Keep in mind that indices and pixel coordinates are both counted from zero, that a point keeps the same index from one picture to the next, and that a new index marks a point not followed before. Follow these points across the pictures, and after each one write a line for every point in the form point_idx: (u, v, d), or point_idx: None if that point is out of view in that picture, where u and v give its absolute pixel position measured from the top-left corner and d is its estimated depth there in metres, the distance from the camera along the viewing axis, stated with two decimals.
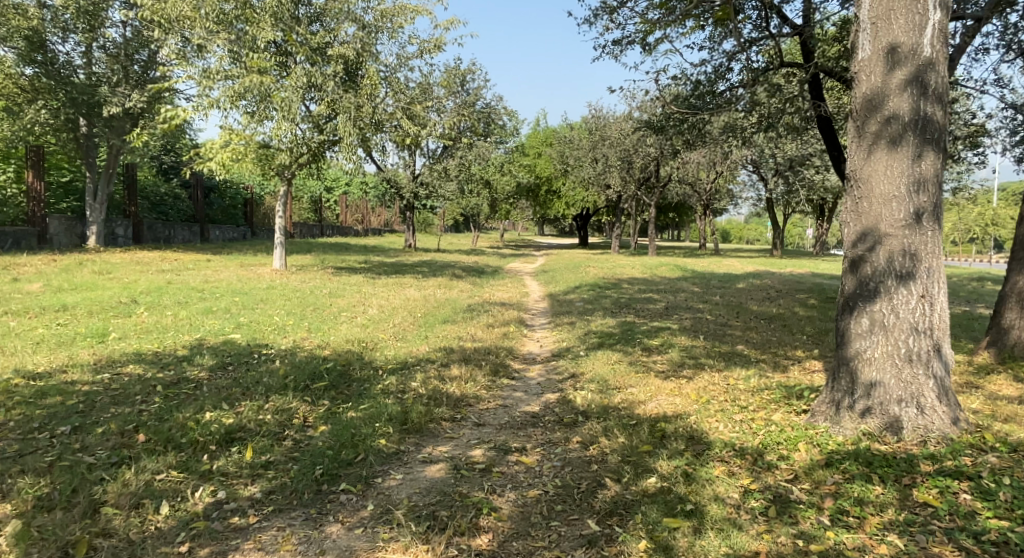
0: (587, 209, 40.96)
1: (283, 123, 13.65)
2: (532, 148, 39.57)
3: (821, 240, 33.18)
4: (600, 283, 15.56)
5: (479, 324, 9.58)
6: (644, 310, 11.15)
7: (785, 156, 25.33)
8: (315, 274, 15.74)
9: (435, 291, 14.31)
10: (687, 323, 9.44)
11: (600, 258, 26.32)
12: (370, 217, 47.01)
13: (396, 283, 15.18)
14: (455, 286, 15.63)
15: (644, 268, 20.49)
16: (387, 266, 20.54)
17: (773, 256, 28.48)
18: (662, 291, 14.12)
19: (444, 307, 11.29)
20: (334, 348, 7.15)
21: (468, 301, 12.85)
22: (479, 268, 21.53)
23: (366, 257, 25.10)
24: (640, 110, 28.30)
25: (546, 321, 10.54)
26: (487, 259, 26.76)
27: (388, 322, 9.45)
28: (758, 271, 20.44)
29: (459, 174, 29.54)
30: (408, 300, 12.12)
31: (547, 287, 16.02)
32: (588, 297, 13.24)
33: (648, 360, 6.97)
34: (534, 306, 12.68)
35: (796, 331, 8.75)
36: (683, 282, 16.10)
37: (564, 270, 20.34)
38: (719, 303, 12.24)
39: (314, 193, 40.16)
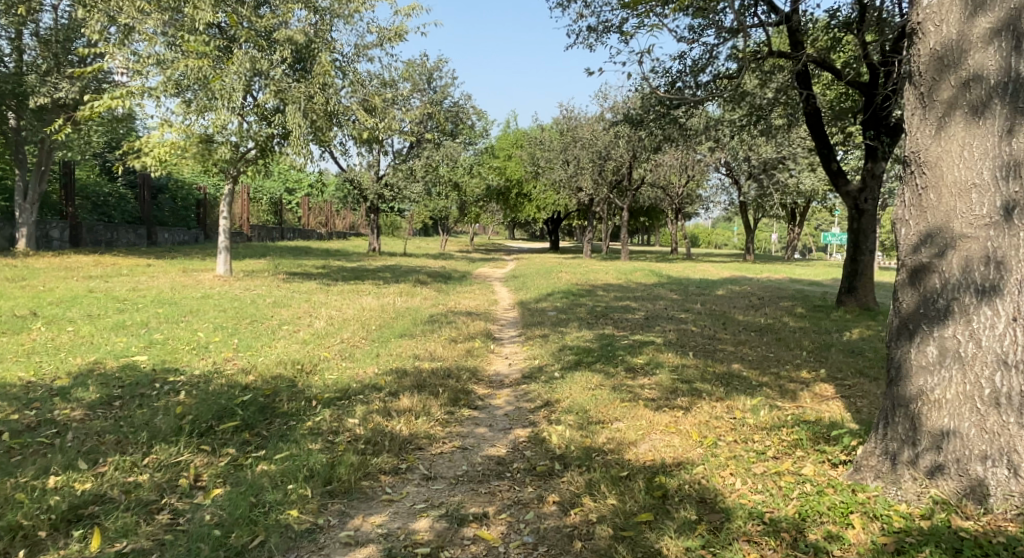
0: (558, 213, 40.07)
1: (224, 113, 12.44)
2: (502, 149, 38.55)
3: (793, 246, 32.64)
4: (573, 290, 14.57)
5: (440, 338, 8.47)
6: (621, 320, 10.17)
7: (759, 158, 25.03)
8: (263, 280, 14.50)
9: (394, 299, 13.16)
10: (672, 336, 8.44)
11: (571, 263, 25.41)
12: (334, 219, 45.55)
13: (352, 290, 14.00)
14: (418, 294, 14.48)
15: (618, 273, 19.61)
16: (347, 272, 19.28)
17: (746, 260, 27.85)
18: (639, 299, 13.19)
19: (403, 318, 10.15)
20: (260, 372, 6.03)
21: (431, 310, 11.73)
22: (445, 273, 20.37)
23: (327, 262, 23.82)
24: (612, 110, 27.51)
25: (516, 334, 9.48)
26: (454, 263, 25.69)
27: (335, 337, 8.29)
28: (735, 276, 19.68)
29: (425, 175, 28.26)
30: (363, 310, 10.97)
31: (517, 294, 14.97)
32: (559, 305, 12.24)
33: (634, 384, 5.93)
34: (503, 316, 11.62)
35: (794, 344, 7.79)
36: (661, 289, 15.19)
37: (535, 276, 19.29)
38: (701, 311, 11.33)
39: (274, 195, 38.65)
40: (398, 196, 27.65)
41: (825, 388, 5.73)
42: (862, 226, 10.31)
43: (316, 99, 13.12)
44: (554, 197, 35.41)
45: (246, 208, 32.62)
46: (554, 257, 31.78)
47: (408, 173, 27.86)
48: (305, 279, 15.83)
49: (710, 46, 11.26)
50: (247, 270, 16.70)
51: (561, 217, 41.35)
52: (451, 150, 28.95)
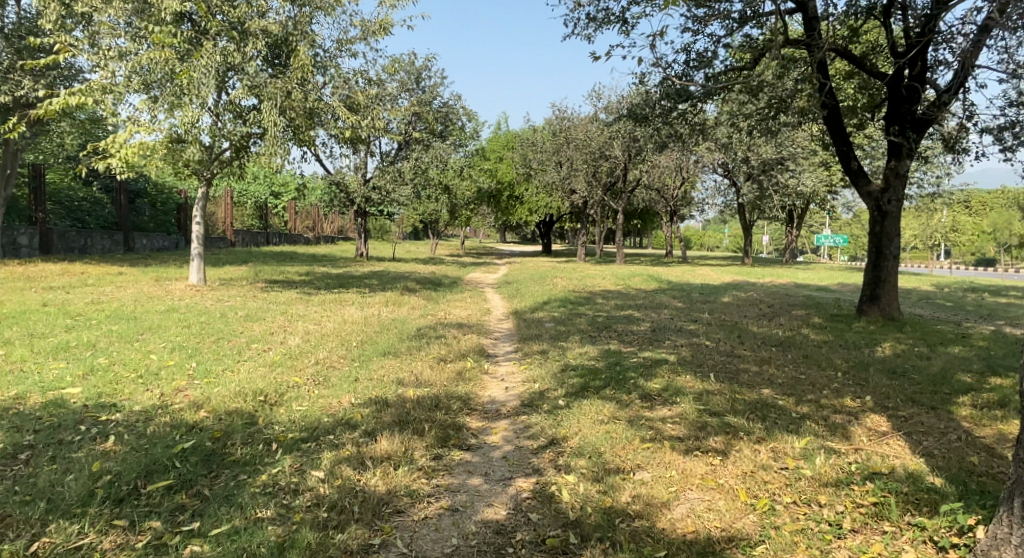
0: (551, 216, 39.25)
1: (188, 107, 11.53)
2: (492, 152, 37.67)
3: (792, 248, 31.90)
4: (570, 298, 13.73)
5: (426, 357, 7.57)
6: (626, 334, 9.33)
7: (759, 158, 24.49)
8: (239, 290, 13.59)
9: (379, 309, 12.26)
10: (686, 353, 7.59)
11: (566, 267, 24.59)
12: (321, 224, 44.58)
13: (334, 299, 13.09)
14: (405, 303, 13.57)
15: (616, 279, 18.78)
16: (332, 279, 18.34)
17: (745, 263, 27.08)
18: (641, 308, 12.37)
19: (387, 333, 9.25)
20: (214, 406, 5.16)
21: (418, 322, 10.84)
22: (435, 280, 19.46)
23: (311, 268, 22.90)
24: (606, 110, 26.76)
25: (511, 351, 8.61)
26: (445, 269, 24.87)
27: (309, 357, 7.39)
28: (737, 281, 18.90)
29: (414, 177, 27.29)
30: (344, 323, 10.07)
31: (511, 303, 14.09)
32: (556, 316, 11.41)
33: (653, 417, 5.07)
34: (497, 328, 10.74)
35: (824, 362, 6.95)
36: (663, 295, 14.36)
37: (530, 282, 18.44)
38: (710, 321, 10.52)
39: (259, 199, 37.65)
40: (386, 199, 26.77)
41: (877, 420, 4.88)
42: (885, 230, 9.51)
43: (294, 94, 12.22)
44: (547, 199, 34.57)
45: (229, 212, 31.80)
46: (547, 261, 30.99)
47: (396, 175, 26.94)
48: (285, 288, 14.92)
49: (718, 36, 10.40)
50: (224, 278, 15.80)
51: (553, 220, 40.50)
52: (440, 152, 28.07)
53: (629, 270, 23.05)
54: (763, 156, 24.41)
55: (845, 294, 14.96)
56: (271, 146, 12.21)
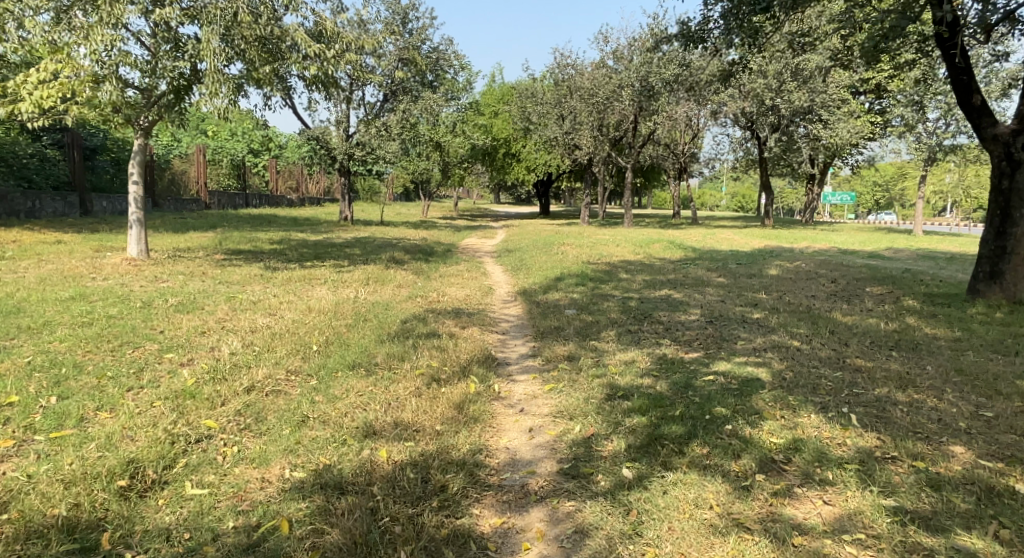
0: (550, 175, 36.77)
1: (100, 30, 9.36)
2: (487, 106, 34.94)
3: (813, 208, 28.62)
4: (588, 272, 11.49)
5: (414, 374, 5.33)
6: (675, 327, 7.13)
7: (790, 107, 21.93)
8: (189, 264, 11.26)
9: (356, 290, 9.97)
10: (779, 365, 5.38)
11: (571, 232, 22.28)
12: (305, 184, 41.95)
13: (305, 276, 10.78)
14: (390, 281, 11.26)
15: (634, 245, 16.51)
16: (307, 248, 15.99)
17: (765, 223, 24.74)
18: (678, 285, 10.16)
19: (363, 332, 7.00)
20: (25, 509, 3.05)
21: (404, 310, 8.59)
22: (426, 247, 17.10)
23: (288, 233, 20.60)
24: (614, 56, 24.14)
25: (528, 357, 6.38)
26: (438, 233, 22.54)
27: (243, 377, 5.14)
28: (769, 247, 16.64)
29: (400, 132, 24.67)
30: (308, 313, 7.82)
31: (517, 278, 11.80)
32: (575, 299, 9.20)
33: (810, 527, 2.95)
34: (503, 316, 8.54)
35: (994, 383, 4.76)
36: (696, 268, 12.09)
37: (535, 250, 16.18)
38: (774, 306, 8.33)
39: (236, 156, 35.03)
40: (372, 156, 24.27)
41: None
42: (1017, 186, 7.23)
43: (242, 16, 9.81)
44: (547, 156, 32.00)
45: (202, 171, 29.84)
46: (547, 224, 28.57)
47: (382, 128, 24.38)
48: (247, 260, 12.62)
49: None
50: (177, 249, 13.46)
51: (552, 179, 37.90)
52: (431, 103, 25.40)
53: (641, 235, 20.83)
54: (794, 103, 21.83)
55: (908, 264, 12.69)
56: (211, 84, 9.77)
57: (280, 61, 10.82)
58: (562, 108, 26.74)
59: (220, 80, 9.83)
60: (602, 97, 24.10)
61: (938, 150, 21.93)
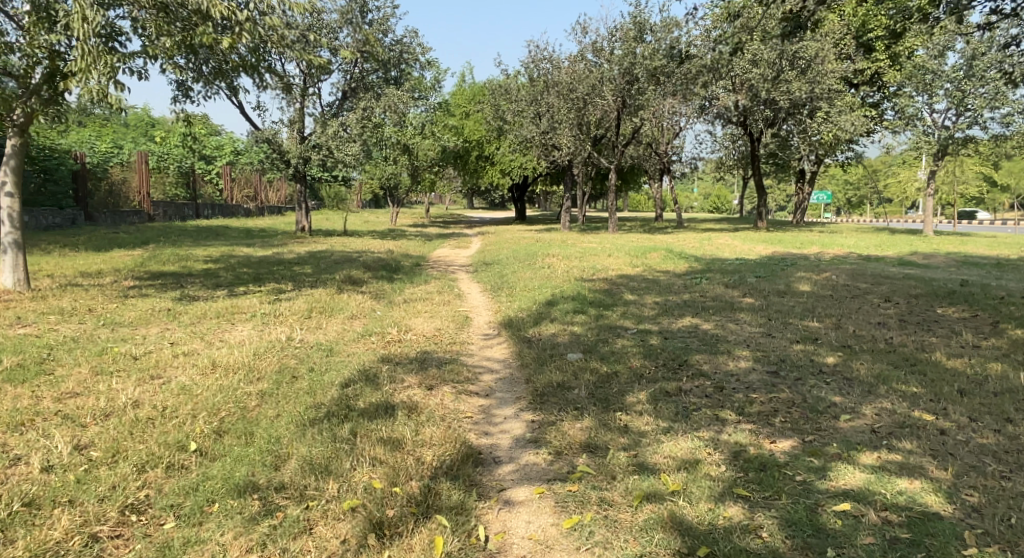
0: (526, 178, 34.73)
1: None
2: (457, 106, 32.79)
3: (803, 208, 26.46)
4: (585, 293, 9.41)
5: (341, 512, 3.23)
6: (732, 384, 5.01)
7: (789, 97, 19.89)
8: (82, 296, 8.91)
9: (291, 328, 7.71)
10: (943, 475, 3.32)
11: (553, 239, 20.21)
12: (263, 191, 39.33)
13: (231, 309, 8.50)
14: (339, 311, 9.01)
15: (630, 255, 14.47)
16: (247, 267, 13.63)
17: (758, 225, 22.86)
18: (701, 310, 8.09)
19: (280, 412, 4.77)
20: None
21: (351, 360, 6.39)
22: (391, 262, 14.85)
23: (233, 248, 18.28)
24: (593, 46, 21.93)
25: (525, 447, 4.22)
26: (406, 243, 20.30)
27: (26, 533, 3.03)
28: (779, 253, 14.71)
29: (361, 132, 22.31)
30: (211, 375, 5.57)
31: (498, 302, 9.65)
32: (577, 335, 7.06)
33: None
34: (484, 363, 6.37)
35: None
36: (711, 285, 10.03)
37: (516, 262, 14.06)
38: (844, 341, 6.27)
39: (185, 163, 32.34)
40: (329, 160, 21.92)
41: None
42: None
43: None
44: (522, 158, 29.90)
45: (146, 179, 27.54)
46: (525, 231, 26.52)
47: (340, 129, 21.99)
48: (163, 287, 10.28)
49: None
50: (82, 275, 11.11)
51: (527, 182, 35.74)
52: (394, 100, 23.25)
53: (629, 241, 18.86)
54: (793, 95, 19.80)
55: (955, 272, 10.76)
56: (82, 59, 7.08)
57: (175, 26, 8.42)
58: (538, 105, 24.53)
59: (96, 53, 7.17)
60: (582, 92, 21.94)
61: (948, 142, 20.20)
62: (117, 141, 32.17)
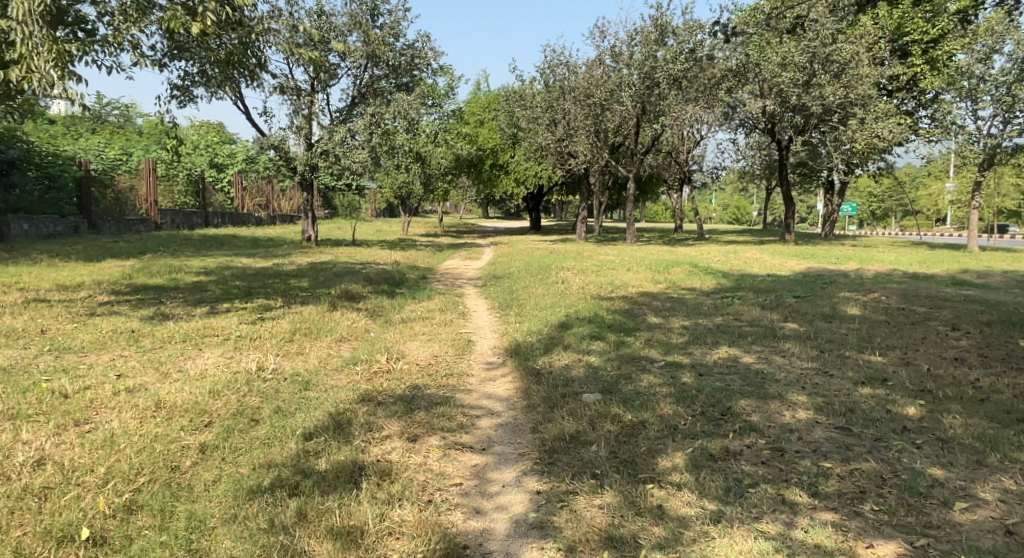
0: (541, 187, 33.77)
1: None
2: (471, 114, 31.94)
3: (832, 220, 25.22)
4: (603, 314, 8.35)
5: None
6: (793, 445, 3.94)
7: (825, 103, 18.58)
8: (43, 315, 8.02)
9: (265, 356, 6.75)
10: None
11: (569, 251, 19.18)
12: (274, 200, 38.68)
13: (204, 330, 7.54)
14: (326, 333, 8.03)
15: (652, 270, 13.40)
16: (241, 280, 12.74)
17: (785, 238, 21.63)
18: (739, 338, 6.99)
19: (218, 476, 3.80)
20: None
21: (325, 401, 5.39)
22: (395, 275, 13.91)
23: (233, 258, 17.48)
24: (612, 50, 20.91)
25: (528, 537, 3.21)
26: (414, 254, 19.37)
27: None
28: (814, 269, 13.54)
29: (370, 139, 21.43)
30: (149, 420, 4.63)
31: (505, 324, 8.62)
32: (596, 368, 6.00)
33: None
34: (483, 404, 5.34)
35: None
36: (745, 306, 8.92)
37: (528, 277, 13.04)
38: (922, 383, 5.15)
39: (194, 171, 31.76)
40: (336, 167, 21.07)
41: None
42: None
43: None
44: (537, 167, 28.89)
45: (153, 187, 26.93)
46: (540, 242, 25.50)
47: (347, 135, 21.13)
48: (139, 303, 9.38)
49: None
50: (58, 290, 10.30)
51: (542, 191, 34.70)
52: (405, 106, 22.08)
53: (650, 255, 17.74)
54: (828, 100, 18.52)
55: (1020, 294, 9.56)
56: (23, 44, 6.24)
57: (151, 15, 7.53)
58: (554, 112, 23.53)
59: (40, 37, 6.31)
60: (600, 97, 20.91)
61: (995, 151, 18.83)
62: (127, 147, 31.69)
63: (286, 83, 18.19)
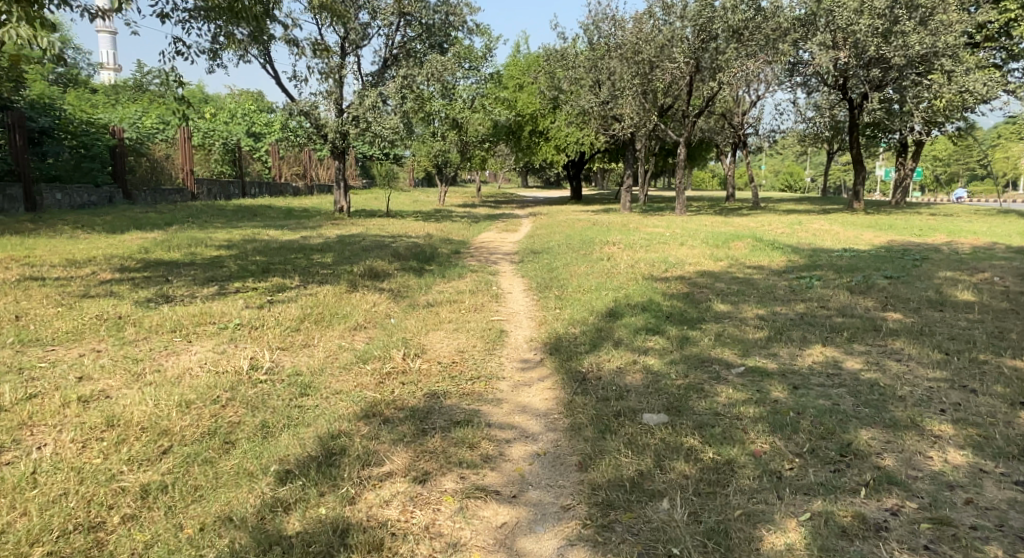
0: (584, 155, 32.23)
1: None
2: (510, 78, 30.45)
3: (903, 187, 23.17)
4: (658, 301, 7.13)
5: None
6: (957, 514, 2.83)
7: (906, 53, 16.55)
8: (33, 297, 7.18)
9: (262, 349, 5.75)
10: None
11: (614, 223, 17.85)
12: (311, 169, 38.02)
13: (202, 316, 6.59)
14: (338, 320, 7.01)
15: (708, 244, 12.05)
16: (263, 255, 11.84)
17: (852, 207, 19.81)
18: (831, 334, 5.70)
19: (153, 544, 2.85)
20: None
21: (321, 416, 4.34)
22: (427, 249, 12.87)
23: (261, 230, 16.71)
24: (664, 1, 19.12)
25: None
26: (450, 226, 18.33)
27: None
28: (896, 243, 11.96)
29: (402, 103, 20.27)
30: (91, 447, 3.66)
31: (544, 310, 7.47)
32: (656, 374, 4.83)
33: None
34: (516, 422, 4.25)
35: None
36: (829, 290, 7.57)
37: (569, 252, 11.85)
38: None
39: (230, 140, 31.19)
40: (368, 134, 20.01)
41: None
42: None
43: None
44: (579, 133, 27.40)
45: (188, 156, 26.37)
46: (582, 212, 24.25)
47: (379, 100, 19.94)
48: (145, 282, 8.53)
49: None
50: (64, 268, 9.53)
51: (584, 158, 33.06)
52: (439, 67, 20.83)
53: (703, 226, 16.32)
54: (910, 50, 16.48)
55: None
56: None
57: None
58: (598, 72, 21.89)
59: None
60: (650, 53, 19.23)
61: None
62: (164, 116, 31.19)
63: (315, 43, 17.09)
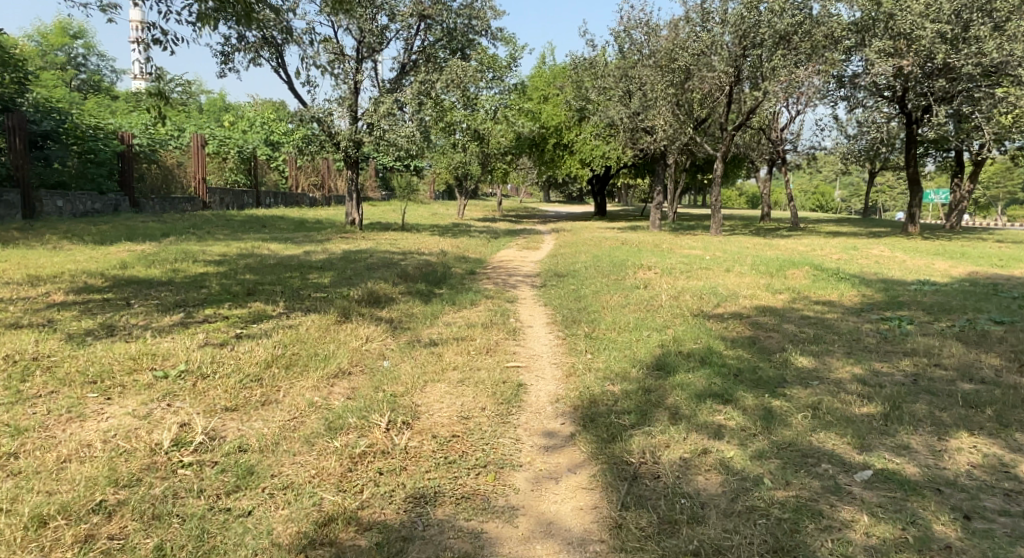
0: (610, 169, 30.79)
1: None
2: (535, 88, 29.16)
3: (959, 210, 21.39)
4: (720, 349, 5.61)
5: None
6: None
7: (980, 61, 14.85)
8: None
9: (201, 410, 4.34)
10: None
11: (647, 243, 16.34)
12: (328, 179, 36.91)
13: (142, 358, 5.16)
14: (316, 363, 5.58)
15: (759, 271, 10.51)
16: (254, 273, 10.48)
17: (908, 231, 18.09)
18: (972, 410, 4.16)
19: None
20: None
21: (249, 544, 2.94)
22: (439, 269, 11.46)
23: (264, 243, 15.47)
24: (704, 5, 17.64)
25: None
26: (467, 242, 16.99)
27: None
28: (977, 274, 10.36)
29: (420, 110, 18.97)
30: None
31: (573, 355, 5.99)
32: (743, 478, 3.34)
33: None
34: None
35: None
36: (933, 338, 6.03)
37: (600, 277, 10.37)
38: None
39: (246, 148, 30.18)
40: (383, 143, 18.75)
41: None
42: None
43: None
44: (606, 146, 25.98)
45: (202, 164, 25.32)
46: (609, 229, 22.78)
47: (394, 107, 18.63)
48: (102, 308, 7.16)
49: None
50: (18, 286, 8.21)
51: (610, 173, 31.61)
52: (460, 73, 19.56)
53: (746, 248, 14.78)
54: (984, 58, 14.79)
55: None
56: None
57: None
58: (630, 81, 20.43)
59: None
60: (687, 61, 17.72)
61: None
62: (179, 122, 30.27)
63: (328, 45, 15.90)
